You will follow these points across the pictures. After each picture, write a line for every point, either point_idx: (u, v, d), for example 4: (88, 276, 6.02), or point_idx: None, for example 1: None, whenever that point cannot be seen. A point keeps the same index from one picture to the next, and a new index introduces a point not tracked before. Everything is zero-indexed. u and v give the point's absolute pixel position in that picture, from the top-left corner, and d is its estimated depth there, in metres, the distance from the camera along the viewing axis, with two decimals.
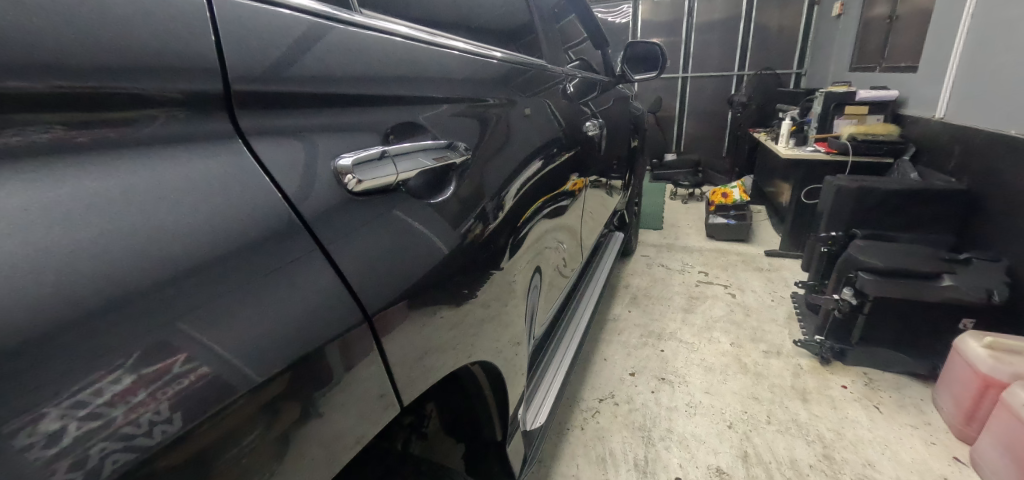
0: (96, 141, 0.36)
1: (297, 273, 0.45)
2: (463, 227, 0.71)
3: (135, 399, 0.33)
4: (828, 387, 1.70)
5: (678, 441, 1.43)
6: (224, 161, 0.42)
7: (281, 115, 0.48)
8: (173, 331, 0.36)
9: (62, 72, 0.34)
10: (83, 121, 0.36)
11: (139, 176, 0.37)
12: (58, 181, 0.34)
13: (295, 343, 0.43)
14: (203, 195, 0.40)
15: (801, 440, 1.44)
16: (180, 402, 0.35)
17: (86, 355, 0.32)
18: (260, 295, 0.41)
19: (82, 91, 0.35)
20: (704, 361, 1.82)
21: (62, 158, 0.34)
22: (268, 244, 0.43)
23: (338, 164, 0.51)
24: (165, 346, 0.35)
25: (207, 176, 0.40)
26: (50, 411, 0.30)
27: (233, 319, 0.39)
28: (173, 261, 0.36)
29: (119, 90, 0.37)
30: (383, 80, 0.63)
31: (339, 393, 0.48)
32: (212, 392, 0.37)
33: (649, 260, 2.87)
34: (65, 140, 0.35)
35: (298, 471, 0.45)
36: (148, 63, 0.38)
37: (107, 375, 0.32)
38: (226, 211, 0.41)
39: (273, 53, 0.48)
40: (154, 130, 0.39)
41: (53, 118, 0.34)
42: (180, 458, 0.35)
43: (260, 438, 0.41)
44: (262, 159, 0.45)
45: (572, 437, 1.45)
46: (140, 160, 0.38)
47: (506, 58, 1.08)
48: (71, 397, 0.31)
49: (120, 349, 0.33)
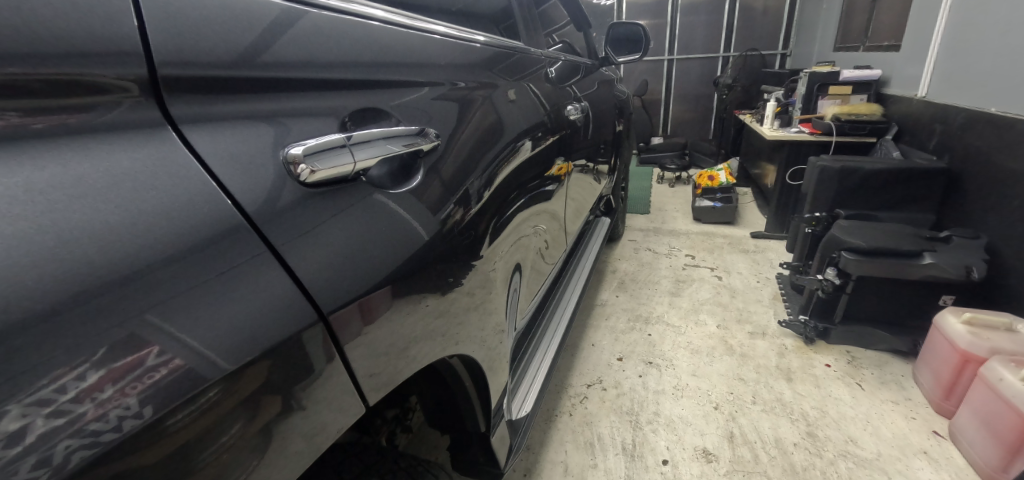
0: (54, 128, 0.34)
1: (260, 269, 0.41)
2: (442, 213, 0.69)
3: (102, 395, 0.31)
4: (812, 366, 1.72)
5: (665, 424, 1.44)
6: (182, 149, 0.39)
7: (233, 103, 0.44)
8: (142, 323, 0.34)
9: (19, 58, 0.32)
10: (42, 106, 0.33)
11: (102, 165, 0.35)
12: (8, 169, 0.31)
13: (269, 332, 0.40)
14: (169, 183, 0.37)
15: (786, 418, 1.46)
16: (152, 396, 0.34)
17: (47, 351, 0.30)
18: (228, 289, 0.39)
19: (39, 78, 0.33)
20: (691, 344, 1.84)
21: (16, 145, 0.32)
22: (234, 236, 0.40)
23: (290, 152, 0.47)
24: (133, 339, 0.33)
25: (169, 162, 0.38)
26: (11, 409, 0.28)
27: (208, 310, 0.37)
28: (134, 255, 0.34)
29: (70, 75, 0.34)
30: (355, 65, 0.59)
31: (321, 385, 0.46)
32: (181, 387, 0.35)
33: (636, 245, 2.87)
34: (21, 127, 0.33)
35: (280, 464, 0.44)
36: (99, 43, 0.35)
37: (71, 371, 0.30)
38: (189, 198, 0.38)
39: (239, 42, 0.45)
40: (118, 115, 0.37)
41: (7, 106, 0.32)
42: (155, 454, 0.34)
43: (239, 433, 0.39)
44: (217, 145, 0.41)
45: (561, 424, 1.45)
46: (96, 144, 0.35)
47: (489, 42, 1.05)
48: (35, 394, 0.29)
49: (84, 345, 0.31)
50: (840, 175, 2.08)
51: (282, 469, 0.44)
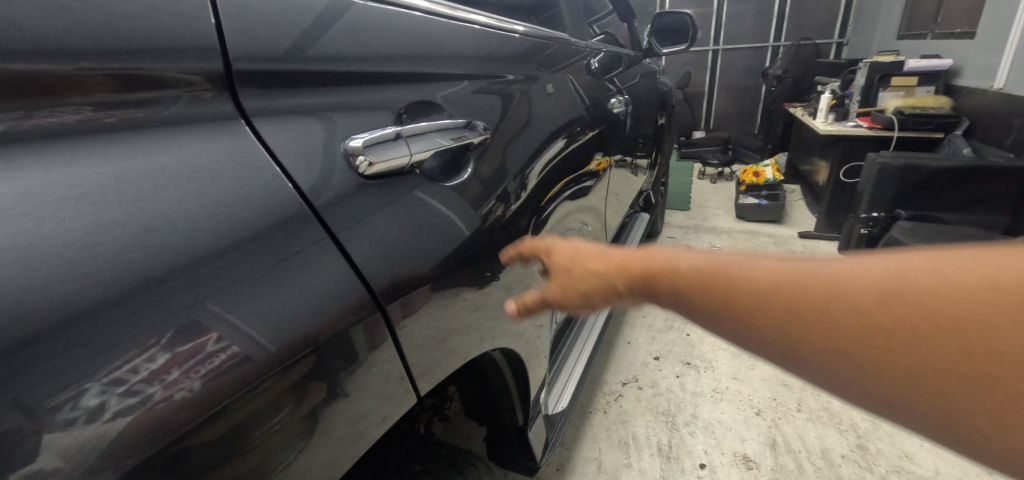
0: (124, 121, 0.36)
1: (311, 258, 0.43)
2: (484, 209, 0.69)
3: (169, 377, 0.33)
4: None
5: (703, 427, 1.40)
6: (242, 143, 0.41)
7: (284, 99, 0.46)
8: (204, 310, 0.35)
9: (97, 54, 0.34)
10: (114, 101, 0.36)
11: (168, 156, 0.37)
12: (86, 160, 0.33)
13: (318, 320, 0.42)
14: (228, 174, 0.39)
15: (834, 429, 1.39)
16: (213, 381, 0.35)
17: (122, 333, 0.31)
18: (280, 279, 0.40)
19: (114, 73, 0.35)
20: (732, 346, 1.77)
21: (93, 138, 0.34)
22: (286, 227, 0.42)
23: (349, 145, 0.49)
24: (196, 325, 0.35)
25: (228, 155, 0.40)
26: (91, 387, 0.30)
27: (263, 299, 0.39)
28: (197, 245, 0.36)
29: (138, 69, 0.36)
30: (398, 58, 0.60)
31: (363, 373, 0.47)
32: (240, 374, 0.36)
33: (675, 242, 2.79)
34: (96, 120, 0.35)
35: (324, 448, 0.45)
36: (164, 41, 0.37)
37: (141, 354, 0.32)
38: (247, 191, 0.40)
39: (292, 35, 0.46)
40: (179, 109, 0.39)
41: (84, 101, 0.34)
42: (216, 433, 0.35)
43: (289, 416, 0.41)
44: (273, 140, 0.43)
45: (595, 421, 1.44)
46: (163, 138, 0.37)
47: (528, 33, 1.04)
48: (110, 374, 0.30)
49: (154, 329, 0.33)
50: (902, 173, 1.94)
51: (326, 453, 0.45)
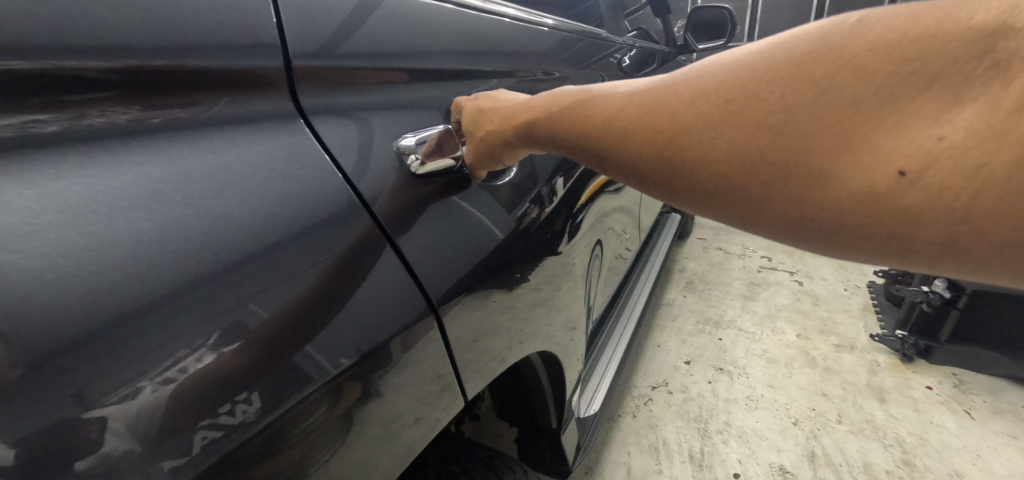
0: (170, 122, 0.37)
1: (353, 260, 0.42)
2: (519, 211, 0.68)
3: (218, 378, 0.32)
4: (909, 387, 1.55)
5: (737, 435, 1.36)
6: (283, 143, 0.42)
7: (320, 97, 0.46)
8: (246, 311, 0.34)
9: (140, 51, 0.35)
10: (159, 102, 0.36)
11: (216, 158, 0.37)
12: (134, 161, 0.34)
13: (357, 325, 0.42)
14: (273, 176, 0.39)
15: (877, 443, 1.33)
16: (259, 382, 0.34)
17: (170, 332, 0.31)
18: (322, 280, 0.40)
19: (156, 70, 0.36)
20: (767, 352, 1.71)
21: (142, 139, 0.35)
22: (327, 228, 0.41)
23: (401, 144, 0.51)
24: (241, 326, 0.34)
25: (269, 157, 0.40)
26: (145, 386, 0.29)
27: (305, 298, 0.38)
28: (239, 244, 0.35)
29: (184, 66, 0.37)
30: (425, 55, 0.60)
31: (400, 375, 0.47)
32: (285, 375, 0.36)
33: (705, 243, 2.72)
34: (143, 121, 0.35)
35: (361, 451, 0.44)
36: (209, 37, 0.38)
37: (191, 353, 0.31)
38: (286, 191, 0.40)
39: (328, 29, 0.48)
40: (220, 110, 0.39)
41: (131, 102, 0.35)
42: (257, 435, 0.34)
43: (324, 416, 0.40)
44: (314, 142, 0.44)
45: (624, 425, 1.42)
46: (207, 139, 0.38)
47: (558, 26, 1.02)
48: (162, 373, 0.30)
49: (200, 329, 0.32)
50: None
51: (362, 456, 0.45)
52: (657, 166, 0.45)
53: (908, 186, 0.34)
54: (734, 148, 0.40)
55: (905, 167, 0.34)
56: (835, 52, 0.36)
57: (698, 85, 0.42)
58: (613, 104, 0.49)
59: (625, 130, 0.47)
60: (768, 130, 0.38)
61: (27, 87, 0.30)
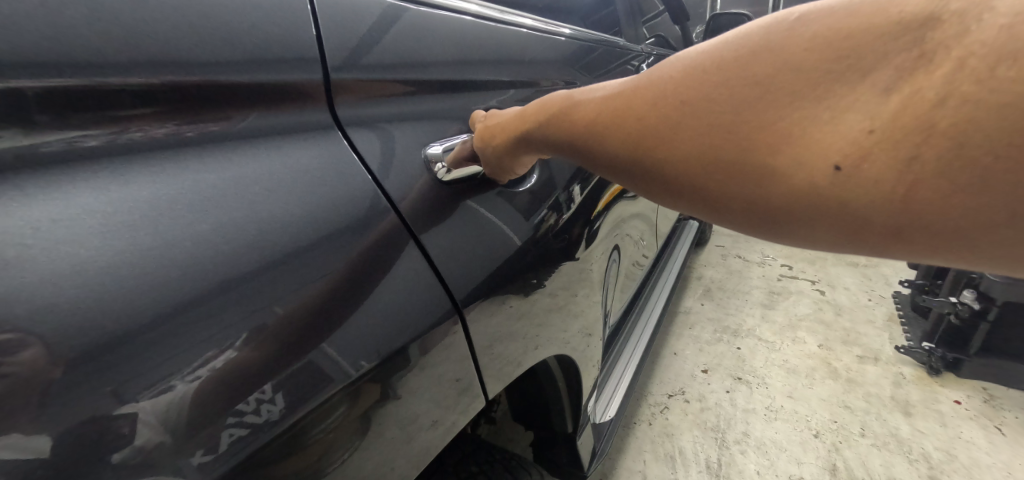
0: (203, 135, 0.38)
1: (372, 266, 0.44)
2: (536, 218, 0.69)
3: (245, 378, 0.34)
4: (936, 401, 1.50)
5: (756, 446, 1.34)
6: (308, 154, 0.44)
7: (343, 109, 0.48)
8: (272, 314, 0.36)
9: (175, 67, 0.37)
10: (193, 115, 0.38)
11: (247, 170, 0.39)
12: (170, 172, 0.36)
13: (377, 328, 0.43)
14: (299, 188, 0.41)
15: (902, 457, 1.29)
16: (283, 383, 0.36)
17: (201, 332, 0.32)
18: (342, 285, 0.41)
19: (190, 85, 0.38)
20: (787, 362, 1.68)
21: (177, 151, 0.37)
22: (348, 235, 0.43)
23: (429, 153, 0.54)
24: (267, 328, 0.35)
25: (295, 168, 0.42)
26: (177, 384, 0.31)
27: (328, 303, 0.40)
28: (265, 250, 0.37)
29: (215, 81, 0.39)
30: (445, 66, 0.62)
31: (417, 378, 0.48)
32: (308, 377, 0.37)
33: (724, 251, 2.68)
34: (178, 134, 0.37)
35: (378, 452, 0.46)
36: (241, 53, 0.40)
37: (220, 353, 0.33)
38: (309, 200, 0.41)
39: (351, 41, 0.50)
40: (249, 123, 0.41)
41: (168, 116, 0.37)
42: (279, 433, 0.36)
43: (342, 416, 0.41)
44: (337, 153, 0.45)
45: (640, 432, 1.41)
46: (237, 151, 0.40)
47: (575, 35, 1.03)
48: (193, 372, 0.32)
49: (229, 330, 0.34)
50: None
51: (378, 457, 0.46)
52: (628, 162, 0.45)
53: (846, 179, 0.33)
54: (692, 144, 0.39)
55: (842, 161, 0.33)
56: (775, 51, 0.36)
57: (660, 84, 0.42)
58: (586, 109, 0.50)
59: (597, 127, 0.47)
60: (724, 128, 0.38)
61: (74, 103, 0.33)
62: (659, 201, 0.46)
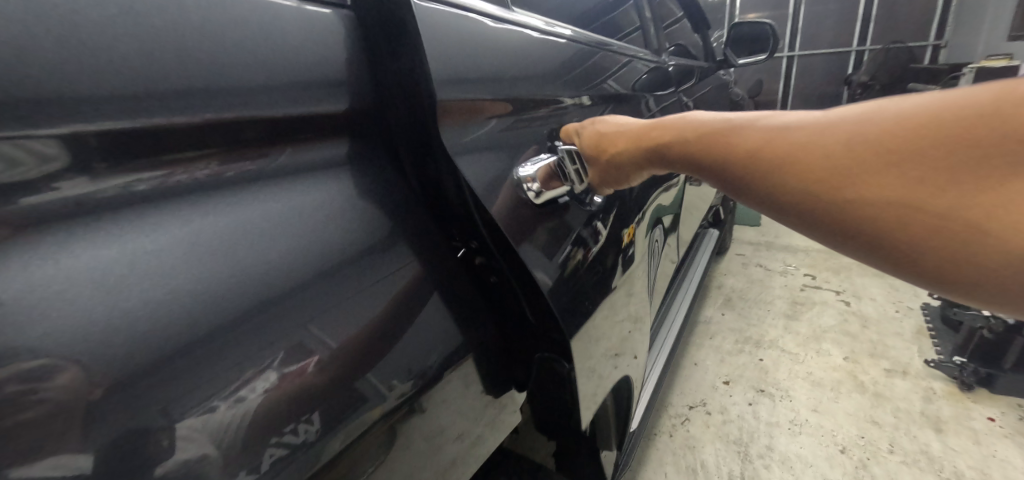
0: (241, 174, 0.40)
1: (398, 283, 0.46)
2: (586, 230, 0.68)
3: (282, 397, 0.35)
4: (970, 417, 1.45)
5: (779, 461, 1.32)
6: (335, 182, 0.45)
7: (374, 141, 0.50)
8: (307, 334, 0.38)
9: (218, 105, 0.37)
10: (232, 153, 0.39)
11: (281, 206, 0.41)
12: (210, 213, 0.37)
13: (403, 343, 0.45)
14: (330, 217, 0.43)
15: (933, 476, 1.26)
16: (319, 402, 0.37)
17: (240, 353, 0.34)
18: (370, 303, 0.43)
19: (229, 121, 0.39)
20: (812, 375, 1.65)
21: (217, 192, 0.38)
22: (373, 256, 0.45)
23: (522, 174, 0.59)
24: (303, 347, 0.38)
25: (324, 197, 0.44)
26: (219, 405, 0.32)
27: (359, 320, 0.42)
28: (297, 273, 0.39)
29: (261, 115, 0.40)
30: (501, 77, 0.61)
31: (446, 394, 0.49)
32: (342, 395, 0.39)
33: (745, 259, 2.65)
34: (219, 175, 0.38)
35: (411, 470, 0.46)
36: (276, 84, 0.41)
37: (258, 373, 0.35)
38: (336, 225, 0.43)
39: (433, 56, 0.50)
40: (283, 161, 0.42)
41: (210, 157, 0.38)
42: (316, 449, 0.37)
43: (376, 431, 0.42)
44: (361, 178, 0.48)
45: (660, 444, 1.40)
46: (271, 189, 0.41)
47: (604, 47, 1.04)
48: (233, 392, 0.33)
49: (267, 349, 0.36)
50: None
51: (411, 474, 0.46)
52: (771, 191, 0.44)
53: (990, 236, 0.34)
54: (848, 184, 0.39)
55: (990, 220, 0.34)
56: (963, 108, 0.35)
57: (835, 124, 0.41)
58: (736, 133, 0.48)
59: (745, 155, 0.46)
60: (890, 172, 0.37)
61: (122, 148, 0.33)
62: (786, 223, 0.45)
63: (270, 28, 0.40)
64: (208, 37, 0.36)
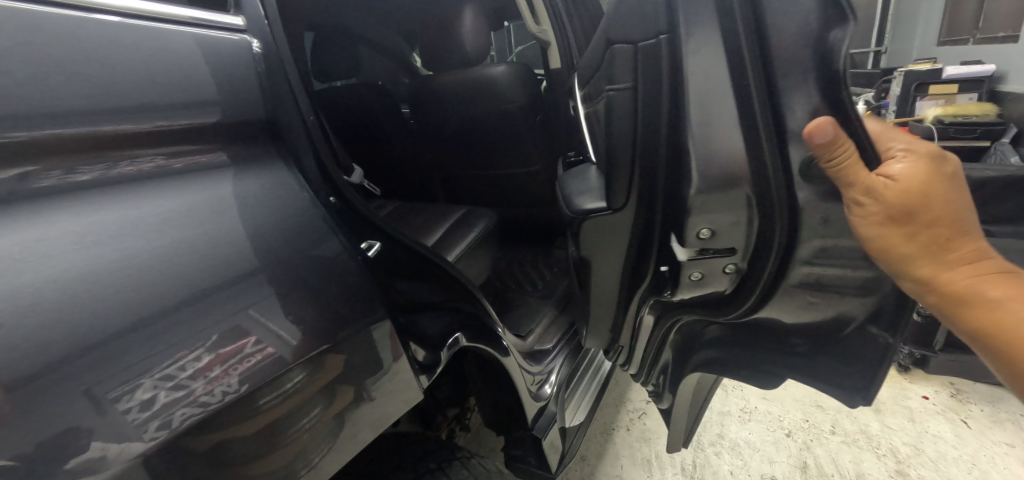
0: (187, 166, 0.45)
1: (332, 274, 0.51)
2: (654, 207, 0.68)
3: (212, 373, 0.40)
4: (905, 397, 1.54)
5: (729, 448, 1.37)
6: (272, 178, 0.51)
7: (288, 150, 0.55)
8: (245, 316, 0.43)
9: (161, 111, 0.43)
10: (176, 150, 0.44)
11: (217, 192, 0.46)
12: (152, 198, 0.41)
13: (335, 325, 0.50)
14: (265, 207, 0.48)
15: (871, 453, 1.33)
16: (249, 376, 0.42)
17: (181, 333, 0.39)
18: (307, 290, 0.48)
19: (173, 128, 0.44)
20: None
21: (164, 180, 0.43)
22: (310, 247, 0.50)
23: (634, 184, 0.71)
24: (237, 330, 0.42)
25: (265, 193, 0.49)
26: (145, 382, 0.37)
27: (302, 303, 0.48)
28: (237, 261, 0.44)
29: (191, 123, 0.45)
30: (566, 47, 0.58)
31: (388, 380, 0.55)
32: (270, 366, 0.43)
33: None
34: (166, 167, 0.43)
35: (348, 446, 0.52)
36: (204, 96, 0.46)
37: (189, 354, 0.39)
38: (276, 218, 0.49)
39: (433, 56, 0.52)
40: (225, 157, 0.48)
41: (156, 151, 0.43)
42: (249, 428, 0.42)
43: (318, 416, 0.48)
44: (293, 180, 0.53)
45: (618, 438, 1.44)
46: (212, 177, 0.46)
47: None
48: (163, 370, 0.38)
49: (202, 333, 0.40)
50: None
51: (350, 453, 0.52)
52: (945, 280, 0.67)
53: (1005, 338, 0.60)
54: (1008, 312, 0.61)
55: None
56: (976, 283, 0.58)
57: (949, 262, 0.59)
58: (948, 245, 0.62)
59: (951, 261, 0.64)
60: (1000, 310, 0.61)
61: (70, 147, 0.38)
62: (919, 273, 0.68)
63: (187, 52, 0.45)
64: (140, 58, 0.42)
